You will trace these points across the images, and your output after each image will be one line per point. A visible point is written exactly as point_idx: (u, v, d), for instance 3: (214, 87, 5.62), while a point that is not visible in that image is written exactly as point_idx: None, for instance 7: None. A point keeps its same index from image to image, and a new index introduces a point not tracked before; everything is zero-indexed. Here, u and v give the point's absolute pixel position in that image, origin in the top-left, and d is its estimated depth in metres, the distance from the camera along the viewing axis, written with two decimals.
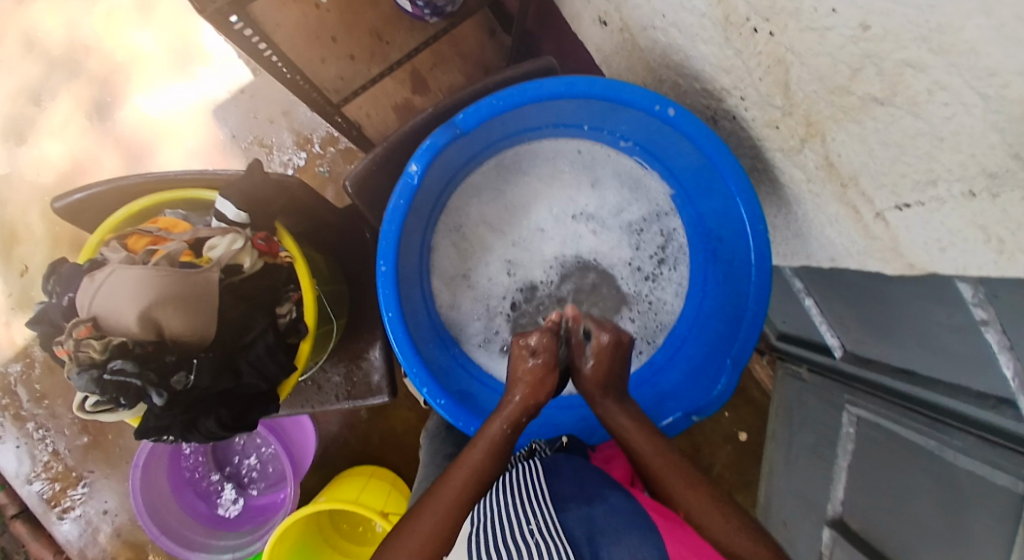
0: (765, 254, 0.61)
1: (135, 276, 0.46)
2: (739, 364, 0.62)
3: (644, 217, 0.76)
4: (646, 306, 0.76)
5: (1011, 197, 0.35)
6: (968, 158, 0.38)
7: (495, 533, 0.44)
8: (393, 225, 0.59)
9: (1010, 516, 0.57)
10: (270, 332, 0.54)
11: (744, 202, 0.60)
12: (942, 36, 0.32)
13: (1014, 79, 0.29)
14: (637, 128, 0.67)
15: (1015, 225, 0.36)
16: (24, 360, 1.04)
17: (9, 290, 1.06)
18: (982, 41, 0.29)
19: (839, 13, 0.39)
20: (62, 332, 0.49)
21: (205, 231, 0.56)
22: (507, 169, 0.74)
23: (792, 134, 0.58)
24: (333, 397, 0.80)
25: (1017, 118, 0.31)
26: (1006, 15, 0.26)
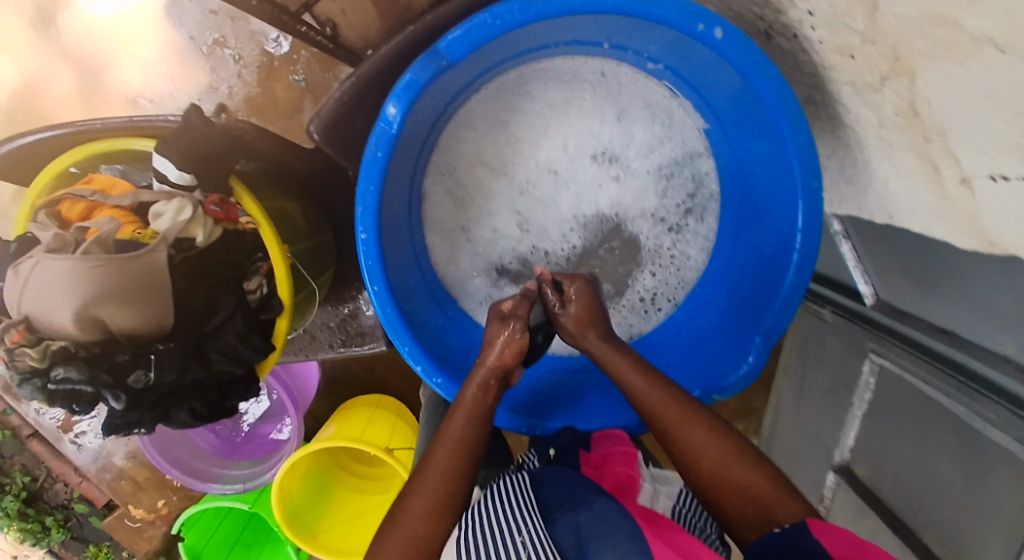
0: (816, 215, 0.51)
1: (62, 270, 0.39)
2: (770, 341, 0.55)
3: (675, 159, 0.64)
4: (668, 260, 0.68)
5: None
6: None
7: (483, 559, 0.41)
8: (371, 184, 0.49)
9: None
10: (238, 315, 0.48)
11: (797, 149, 0.49)
12: None
13: None
14: (669, 49, 0.53)
15: None
16: None
17: None
18: None
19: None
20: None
21: (147, 195, 0.47)
22: (508, 99, 0.61)
23: (872, 67, 0.46)
24: (327, 346, 0.77)
25: None
26: None
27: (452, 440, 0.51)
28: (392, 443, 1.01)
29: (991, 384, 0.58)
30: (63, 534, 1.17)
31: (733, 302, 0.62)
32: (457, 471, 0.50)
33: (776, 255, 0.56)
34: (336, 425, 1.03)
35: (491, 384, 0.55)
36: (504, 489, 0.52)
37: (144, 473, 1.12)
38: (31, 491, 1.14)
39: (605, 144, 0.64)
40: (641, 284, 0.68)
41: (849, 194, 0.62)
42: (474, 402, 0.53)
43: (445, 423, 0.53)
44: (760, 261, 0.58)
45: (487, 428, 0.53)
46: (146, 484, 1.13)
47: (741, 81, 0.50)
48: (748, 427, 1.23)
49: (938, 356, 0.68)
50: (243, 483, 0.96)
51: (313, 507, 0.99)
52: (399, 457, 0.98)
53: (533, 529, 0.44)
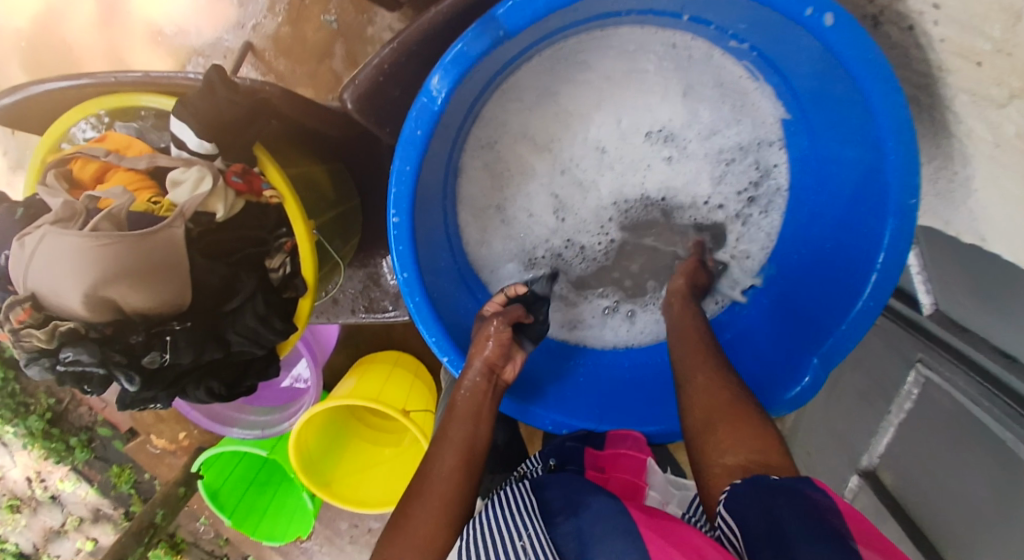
0: (905, 239, 0.45)
1: (70, 247, 0.36)
2: (829, 364, 0.51)
3: (740, 144, 0.58)
4: (716, 253, 0.63)
5: None
6: None
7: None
8: (408, 165, 0.44)
9: None
10: (259, 296, 0.45)
11: (896, 164, 0.43)
12: None
13: None
14: (758, 28, 0.46)
15: None
16: None
17: None
18: None
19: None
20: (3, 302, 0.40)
21: (163, 160, 0.43)
22: (558, 69, 0.54)
23: (998, 81, 0.38)
24: (349, 310, 0.75)
25: None
26: None
27: (453, 445, 0.48)
28: (409, 404, 1.01)
29: None
30: (87, 454, 1.21)
31: (788, 312, 0.57)
32: (460, 475, 0.47)
33: (845, 270, 0.51)
34: (354, 380, 1.03)
35: (481, 383, 0.52)
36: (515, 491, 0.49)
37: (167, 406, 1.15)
38: (56, 413, 1.18)
39: (662, 125, 0.58)
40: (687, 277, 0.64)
41: (935, 207, 0.55)
42: (470, 405, 0.50)
43: (443, 429, 0.50)
44: (824, 268, 0.54)
45: (485, 426, 0.50)
46: (169, 417, 1.16)
47: (842, 73, 0.43)
48: None
49: (993, 380, 0.63)
50: (262, 429, 0.98)
51: (329, 457, 1.02)
52: (415, 419, 0.99)
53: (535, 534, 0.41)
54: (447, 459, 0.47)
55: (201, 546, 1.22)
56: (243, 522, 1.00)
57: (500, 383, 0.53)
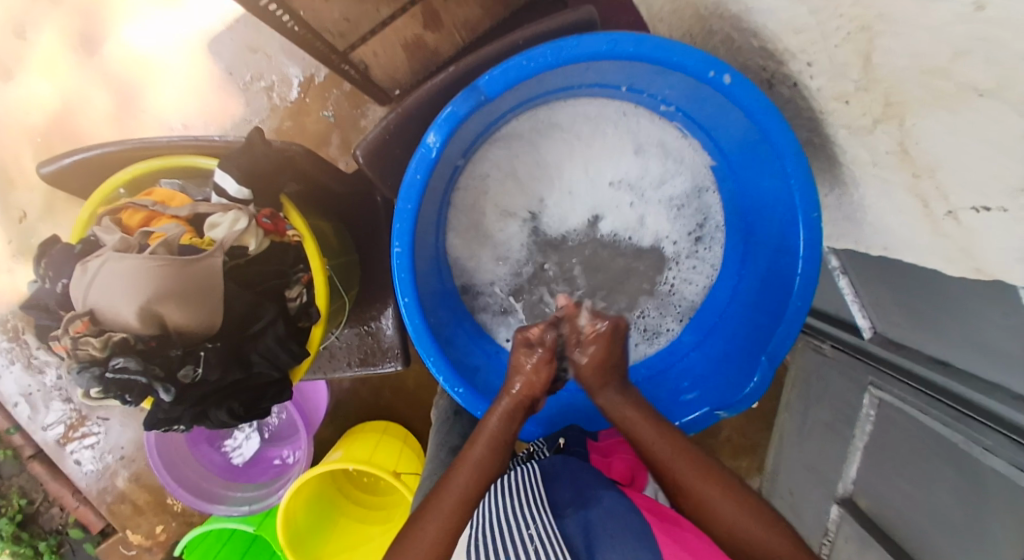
0: (816, 243, 0.55)
1: (130, 268, 0.43)
2: (775, 360, 0.58)
3: (684, 191, 0.70)
4: (665, 288, 0.72)
5: None
6: None
7: (495, 541, 0.42)
8: (409, 203, 0.53)
9: None
10: (279, 320, 0.51)
11: (799, 186, 0.54)
12: None
13: None
14: (681, 93, 0.59)
15: None
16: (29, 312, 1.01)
17: (8, 237, 1.00)
18: None
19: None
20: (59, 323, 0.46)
21: (204, 207, 0.51)
22: (535, 133, 0.66)
23: (865, 112, 0.51)
24: (345, 364, 0.80)
25: None
26: None
27: (471, 465, 0.53)
28: (399, 468, 1.02)
29: (989, 413, 0.61)
30: None
31: (740, 325, 0.65)
32: (472, 495, 0.51)
33: (779, 282, 0.60)
34: (342, 451, 1.03)
35: (513, 412, 0.57)
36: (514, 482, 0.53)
37: (143, 495, 1.11)
38: (26, 515, 1.13)
39: (618, 179, 0.69)
40: (648, 305, 0.72)
41: (847, 229, 0.66)
42: (496, 432, 0.55)
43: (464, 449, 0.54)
44: (765, 281, 0.63)
45: (505, 456, 0.55)
46: (145, 507, 1.11)
47: (747, 121, 0.55)
48: (749, 464, 1.23)
49: (936, 387, 0.71)
50: (248, 505, 0.97)
51: (315, 532, 0.98)
52: (406, 481, 0.99)
53: (547, 517, 0.45)
54: (462, 477, 0.52)
55: None
56: None
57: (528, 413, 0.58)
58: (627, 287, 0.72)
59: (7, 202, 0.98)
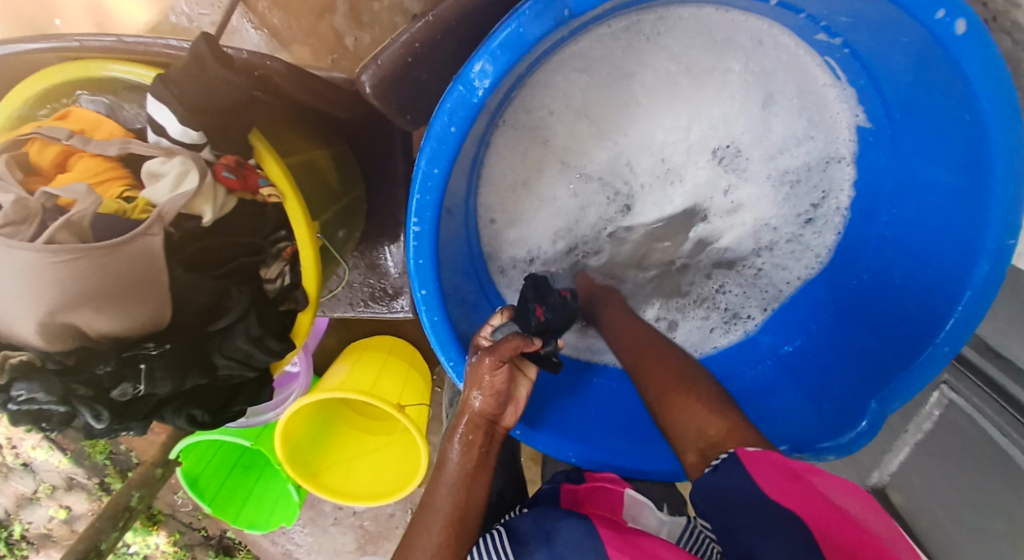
0: (994, 283, 0.40)
1: (15, 266, 0.29)
2: (887, 409, 0.46)
3: (807, 164, 0.53)
4: (751, 274, 0.59)
5: None
6: None
7: None
8: (436, 167, 0.37)
9: None
10: (252, 313, 0.38)
11: (1002, 198, 0.37)
12: None
13: None
14: (865, 23, 0.38)
15: None
16: None
17: None
18: None
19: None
20: None
21: (139, 146, 0.35)
22: (635, 50, 0.46)
23: None
24: (346, 304, 0.68)
25: None
26: None
27: (438, 511, 0.42)
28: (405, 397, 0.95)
29: None
30: None
31: (840, 343, 0.53)
32: (449, 549, 0.41)
33: (913, 313, 0.46)
34: (349, 368, 0.96)
35: (475, 438, 0.45)
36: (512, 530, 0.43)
37: None
38: None
39: (734, 137, 0.52)
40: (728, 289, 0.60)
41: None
42: (462, 463, 0.44)
43: (428, 496, 0.43)
44: (886, 301, 0.49)
45: (480, 490, 0.44)
46: None
47: (961, 96, 0.36)
48: None
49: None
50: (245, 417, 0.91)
51: (316, 443, 0.95)
52: (411, 412, 0.93)
53: None
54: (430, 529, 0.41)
55: (179, 517, 1.05)
56: (224, 508, 0.93)
57: (496, 433, 0.46)
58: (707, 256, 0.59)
59: None
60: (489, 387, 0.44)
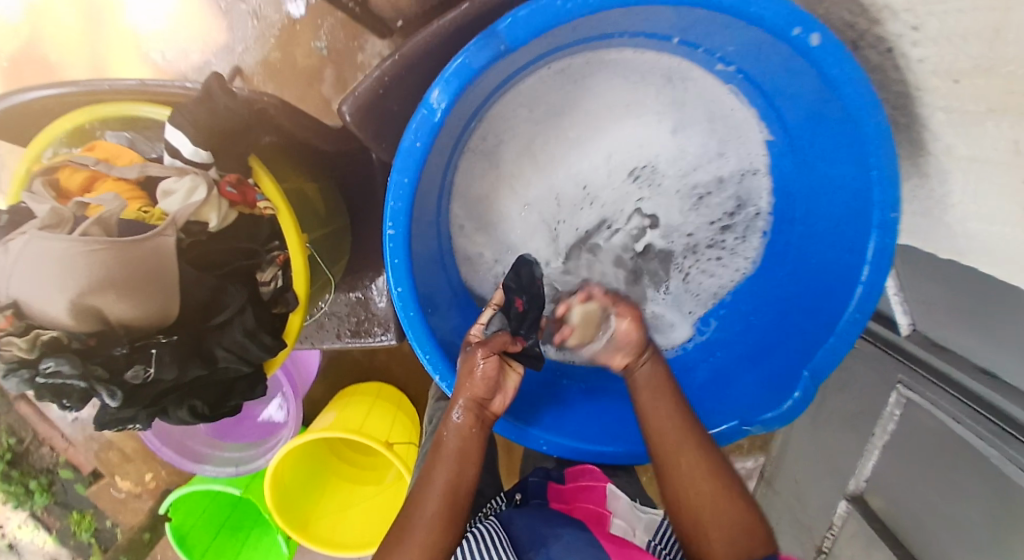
0: (887, 251, 0.46)
1: (55, 253, 0.35)
2: (819, 378, 0.51)
3: (720, 178, 0.61)
4: (681, 283, 0.64)
5: None
6: None
7: None
8: (406, 177, 0.44)
9: None
10: (247, 309, 0.44)
11: (881, 179, 0.44)
12: None
13: None
14: (747, 51, 0.48)
15: None
16: None
17: None
18: None
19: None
20: None
21: (156, 169, 0.42)
22: (571, 84, 0.56)
23: (980, 96, 0.41)
24: (333, 335, 0.73)
25: None
26: None
27: (439, 492, 0.46)
28: (392, 437, 0.97)
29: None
30: (46, 499, 1.00)
31: (777, 329, 0.58)
32: (444, 520, 0.45)
33: (831, 291, 0.52)
34: (336, 414, 0.98)
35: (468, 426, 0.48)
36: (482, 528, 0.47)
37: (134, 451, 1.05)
38: (16, 453, 0.97)
39: (648, 158, 0.60)
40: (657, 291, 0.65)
41: (917, 227, 0.57)
42: (461, 443, 0.48)
43: (426, 474, 0.47)
44: (812, 287, 0.55)
45: (474, 467, 0.48)
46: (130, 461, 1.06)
47: (832, 96, 0.44)
48: (750, 446, 1.21)
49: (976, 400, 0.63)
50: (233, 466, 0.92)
51: (305, 492, 0.95)
52: (399, 451, 0.95)
53: None
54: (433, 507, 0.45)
55: None
56: None
57: (487, 419, 0.50)
58: (645, 262, 0.64)
59: None
60: (480, 377, 0.48)
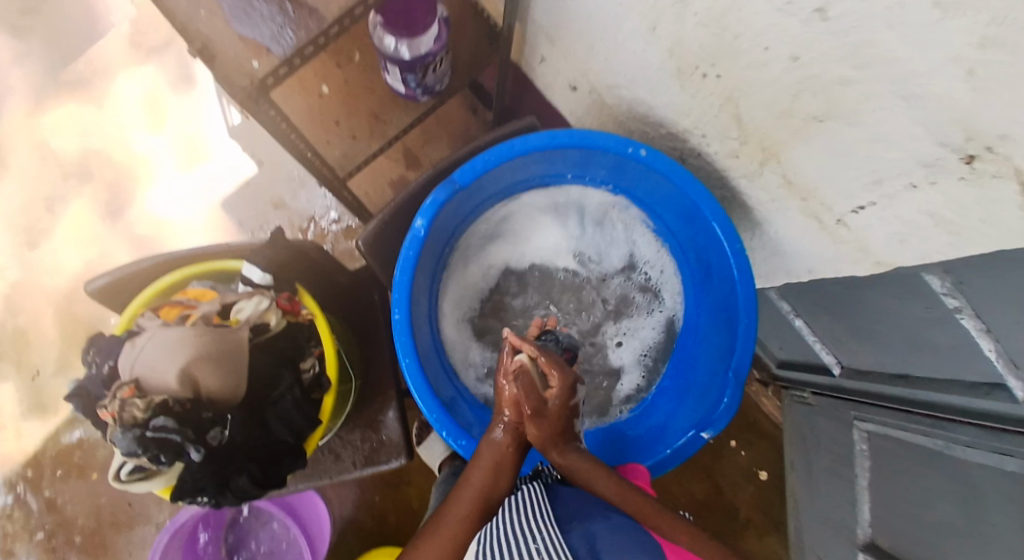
0: (745, 268, 0.67)
1: (173, 339, 0.50)
2: (741, 376, 0.67)
3: (634, 261, 0.84)
4: (629, 339, 0.84)
5: (987, 166, 0.39)
6: (913, 142, 0.45)
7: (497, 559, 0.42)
8: (405, 274, 0.64)
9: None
10: (296, 387, 0.57)
11: (718, 224, 0.67)
12: (864, 51, 0.42)
13: (929, 80, 0.39)
14: (615, 172, 0.74)
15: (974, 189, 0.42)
16: (33, 466, 1.03)
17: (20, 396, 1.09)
18: (921, 28, 0.36)
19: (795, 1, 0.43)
20: (105, 395, 0.51)
21: (231, 296, 0.58)
22: (513, 215, 0.82)
23: (752, 161, 0.65)
24: (350, 465, 0.77)
25: (935, 113, 0.41)
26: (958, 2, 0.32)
27: (472, 490, 0.54)
28: None
29: (963, 409, 0.68)
30: None
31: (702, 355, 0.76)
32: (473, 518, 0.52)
33: (727, 312, 0.71)
34: None
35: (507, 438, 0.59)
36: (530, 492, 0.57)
37: None
38: None
39: (580, 254, 0.85)
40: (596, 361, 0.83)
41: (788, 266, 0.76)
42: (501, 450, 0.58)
43: (465, 476, 0.56)
44: (717, 316, 0.74)
45: (505, 480, 0.57)
46: None
47: (674, 186, 0.69)
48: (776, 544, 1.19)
49: (911, 401, 0.78)
50: None
51: None
52: None
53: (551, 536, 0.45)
54: (460, 506, 0.52)
55: None
56: None
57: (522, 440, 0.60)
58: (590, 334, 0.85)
59: (22, 360, 1.08)
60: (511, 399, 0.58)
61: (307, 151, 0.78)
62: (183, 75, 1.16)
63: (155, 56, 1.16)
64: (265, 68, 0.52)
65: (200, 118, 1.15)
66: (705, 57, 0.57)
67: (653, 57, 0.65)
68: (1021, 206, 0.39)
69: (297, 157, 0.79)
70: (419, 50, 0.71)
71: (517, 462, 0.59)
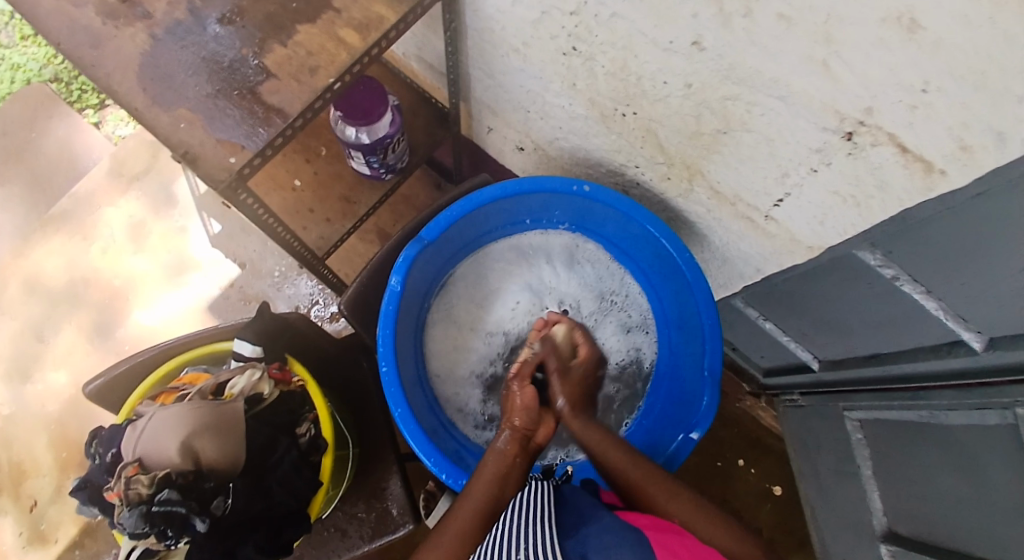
0: (697, 272, 0.73)
1: (172, 415, 0.53)
2: (716, 373, 0.74)
3: (603, 289, 0.90)
4: (607, 361, 0.88)
5: (864, 138, 0.47)
6: (796, 137, 0.53)
7: None
8: (387, 329, 0.70)
9: (1016, 446, 0.56)
10: (293, 449, 0.59)
11: (665, 238, 0.73)
12: (736, 71, 0.51)
13: (791, 79, 0.47)
14: (568, 211, 0.83)
15: (857, 157, 0.50)
16: None
17: (19, 529, 1.07)
18: (773, 42, 0.45)
19: (676, 41, 0.52)
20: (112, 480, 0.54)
21: (225, 374, 0.61)
22: (482, 265, 0.88)
23: (681, 180, 0.74)
24: (359, 540, 0.73)
25: (805, 101, 0.48)
26: (793, 14, 0.41)
27: (471, 505, 0.59)
28: None
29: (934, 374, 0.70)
30: None
31: (678, 361, 0.83)
32: (468, 532, 0.56)
33: (695, 318, 0.78)
34: None
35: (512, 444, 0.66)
36: (537, 490, 0.60)
37: None
38: None
39: (550, 292, 0.90)
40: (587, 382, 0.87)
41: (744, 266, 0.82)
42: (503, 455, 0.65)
43: (463, 495, 0.60)
44: (685, 324, 0.81)
45: (510, 487, 0.62)
46: None
47: (620, 214, 0.77)
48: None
49: (889, 378, 0.80)
50: None
51: None
52: None
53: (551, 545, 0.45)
54: (464, 514, 0.58)
55: None
56: None
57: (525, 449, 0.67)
58: None
59: (19, 493, 1.08)
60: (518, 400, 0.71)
61: (292, 242, 0.77)
62: (164, 198, 1.24)
63: (134, 184, 1.25)
64: (241, 160, 0.58)
65: (182, 231, 1.22)
66: (620, 100, 0.66)
67: (579, 108, 0.75)
68: (903, 166, 0.47)
69: (290, 254, 0.79)
70: (378, 134, 0.80)
71: (518, 470, 0.64)
